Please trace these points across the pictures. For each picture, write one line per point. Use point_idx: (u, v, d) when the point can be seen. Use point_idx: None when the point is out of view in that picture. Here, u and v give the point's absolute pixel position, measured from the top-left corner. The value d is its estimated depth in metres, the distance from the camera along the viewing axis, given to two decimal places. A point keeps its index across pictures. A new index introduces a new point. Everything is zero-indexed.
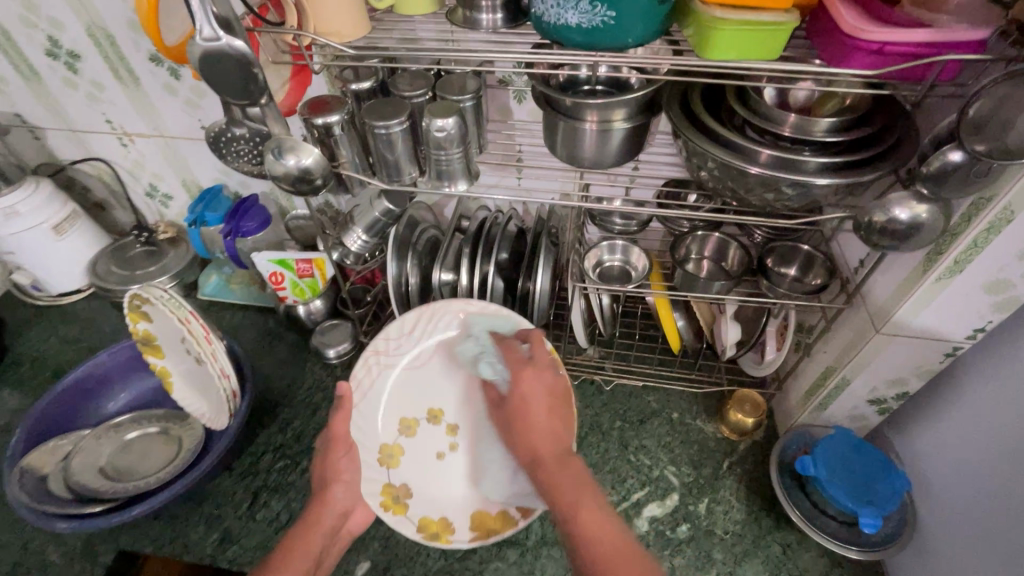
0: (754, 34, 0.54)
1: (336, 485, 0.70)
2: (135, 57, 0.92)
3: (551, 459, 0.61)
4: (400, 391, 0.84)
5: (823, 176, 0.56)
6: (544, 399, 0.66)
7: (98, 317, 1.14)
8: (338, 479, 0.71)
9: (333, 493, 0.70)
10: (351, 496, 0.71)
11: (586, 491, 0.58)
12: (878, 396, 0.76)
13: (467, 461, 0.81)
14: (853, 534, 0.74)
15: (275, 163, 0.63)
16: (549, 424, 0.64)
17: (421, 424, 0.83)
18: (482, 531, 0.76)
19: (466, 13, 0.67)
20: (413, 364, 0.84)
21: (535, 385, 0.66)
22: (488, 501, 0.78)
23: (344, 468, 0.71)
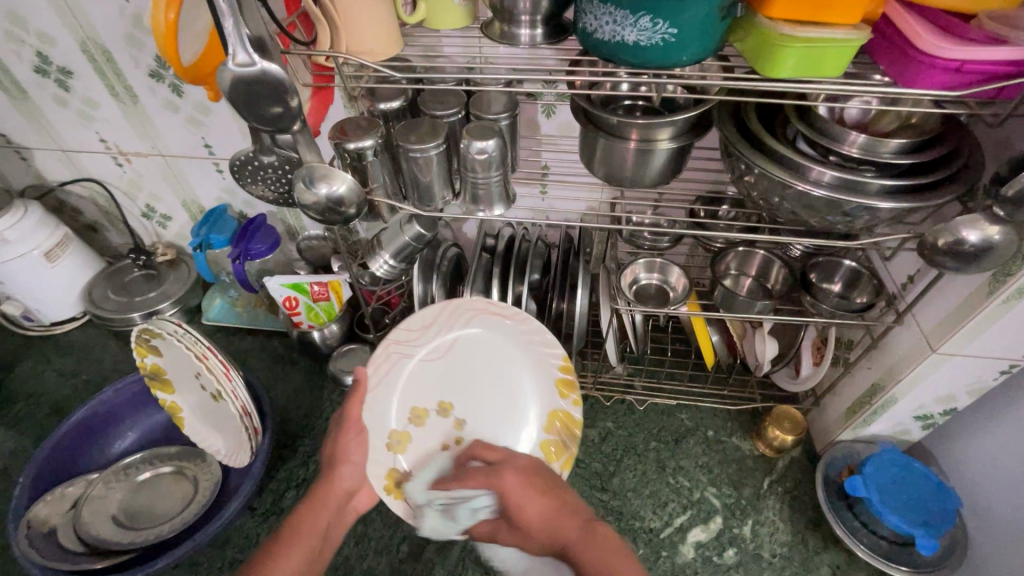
0: (821, 51, 0.52)
1: (343, 466, 0.67)
2: (134, 73, 0.86)
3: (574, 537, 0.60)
4: (417, 379, 0.78)
5: (889, 200, 0.53)
6: (527, 492, 0.62)
7: (96, 347, 1.07)
8: (346, 460, 0.67)
9: (340, 472, 0.67)
10: (357, 476, 0.68)
11: (617, 553, 0.57)
12: (925, 411, 0.75)
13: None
14: (903, 554, 0.74)
15: (305, 191, 0.58)
16: (543, 500, 0.62)
17: (431, 415, 0.77)
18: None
19: (504, 28, 0.63)
20: (430, 355, 0.78)
21: (509, 479, 0.63)
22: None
23: (353, 451, 0.67)
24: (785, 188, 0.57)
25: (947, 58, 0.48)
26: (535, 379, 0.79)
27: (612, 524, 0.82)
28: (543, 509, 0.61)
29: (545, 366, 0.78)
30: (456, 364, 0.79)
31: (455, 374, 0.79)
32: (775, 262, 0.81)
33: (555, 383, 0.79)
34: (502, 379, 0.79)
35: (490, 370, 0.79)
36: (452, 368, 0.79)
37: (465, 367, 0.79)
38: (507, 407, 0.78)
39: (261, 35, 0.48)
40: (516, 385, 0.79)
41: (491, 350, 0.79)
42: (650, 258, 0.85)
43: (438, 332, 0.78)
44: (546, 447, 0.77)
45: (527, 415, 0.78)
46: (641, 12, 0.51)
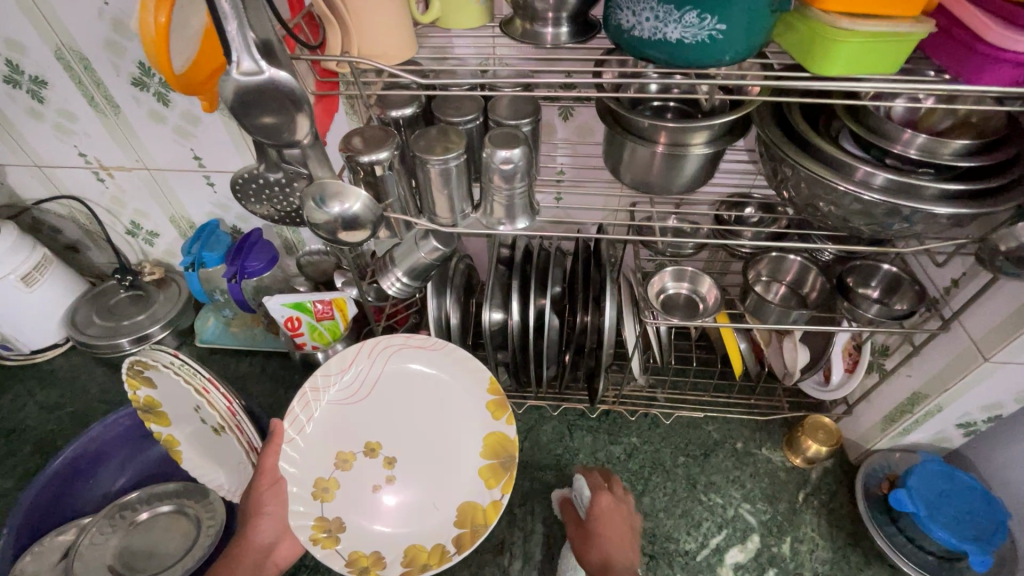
0: (879, 46, 0.48)
1: (259, 519, 0.64)
2: (115, 82, 0.79)
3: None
4: (339, 424, 0.74)
5: (948, 206, 0.49)
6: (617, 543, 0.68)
7: (82, 376, 1.00)
8: (259, 513, 0.65)
9: (257, 526, 0.64)
10: (275, 530, 0.66)
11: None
12: (968, 419, 0.72)
13: (407, 493, 0.72)
14: (947, 569, 0.72)
15: (316, 210, 0.52)
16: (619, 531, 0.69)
17: (358, 457, 0.73)
18: (416, 567, 0.65)
19: (527, 26, 0.58)
20: (352, 397, 0.75)
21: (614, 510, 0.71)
22: (426, 534, 0.68)
23: (265, 503, 0.65)
24: (839, 196, 0.53)
25: (1017, 51, 0.44)
26: (465, 404, 0.75)
27: (646, 548, 0.77)
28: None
29: (472, 385, 0.75)
30: (381, 402, 0.76)
31: (380, 412, 0.76)
32: (809, 268, 0.77)
33: (484, 407, 0.74)
34: (431, 410, 0.76)
35: (419, 402, 0.76)
36: (378, 408, 0.76)
37: (392, 405, 0.76)
38: (440, 438, 0.75)
39: (269, 38, 0.42)
40: (449, 412, 0.75)
41: (417, 382, 0.76)
42: (680, 267, 0.81)
43: (358, 373, 0.76)
44: (485, 474, 0.71)
45: (461, 445, 0.73)
46: (687, 7, 0.47)
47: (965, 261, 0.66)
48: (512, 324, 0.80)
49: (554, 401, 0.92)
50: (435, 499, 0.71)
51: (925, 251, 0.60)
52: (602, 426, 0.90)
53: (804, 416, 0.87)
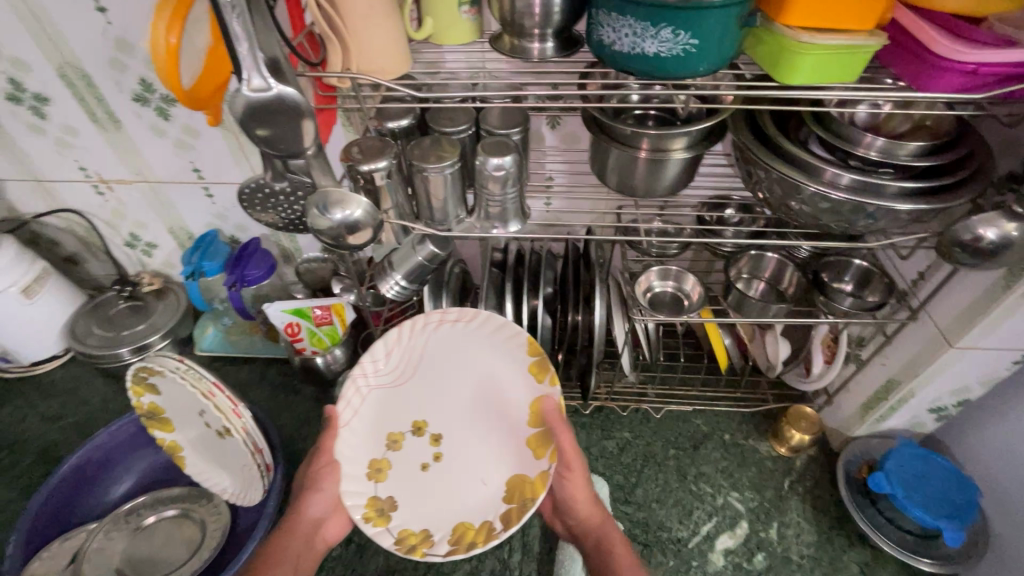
0: (838, 58, 0.52)
1: (314, 495, 0.67)
2: (117, 97, 0.82)
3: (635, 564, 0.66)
4: (388, 404, 0.73)
5: (907, 202, 0.53)
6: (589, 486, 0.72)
7: (84, 387, 1.02)
8: (314, 488, 0.67)
9: (310, 503, 0.67)
10: (325, 507, 0.68)
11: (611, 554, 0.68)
12: (939, 404, 0.76)
13: (455, 469, 0.73)
14: (925, 548, 0.76)
15: (319, 218, 0.55)
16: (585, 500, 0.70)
17: (408, 437, 0.73)
18: (462, 545, 0.66)
19: (515, 41, 0.62)
20: (398, 376, 0.73)
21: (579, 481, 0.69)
22: (472, 510, 0.70)
23: (321, 480, 0.67)
24: (809, 197, 0.58)
25: (962, 61, 0.48)
26: (508, 375, 0.73)
27: (640, 537, 0.81)
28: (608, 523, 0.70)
29: (513, 355, 0.72)
30: (426, 379, 0.74)
31: (427, 390, 0.75)
32: (786, 264, 0.81)
33: (527, 370, 0.72)
34: (476, 385, 0.75)
35: (465, 378, 0.75)
36: (425, 385, 0.74)
37: (439, 382, 0.75)
38: (485, 412, 0.74)
39: (276, 56, 0.45)
40: (493, 385, 0.74)
41: (463, 358, 0.74)
42: (665, 266, 0.85)
43: (403, 353, 0.72)
44: (533, 444, 0.71)
45: (506, 418, 0.73)
46: (662, 23, 0.50)
47: (928, 254, 0.70)
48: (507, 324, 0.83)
49: None
50: (482, 473, 0.72)
51: (890, 245, 0.64)
52: (595, 422, 0.94)
53: (787, 407, 0.91)
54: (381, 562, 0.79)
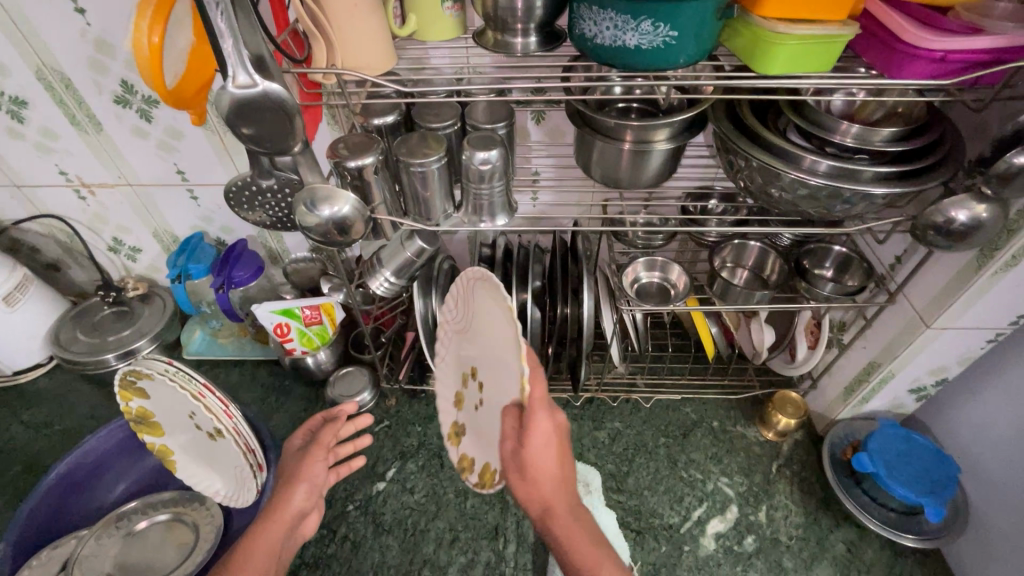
0: (812, 48, 0.53)
1: (300, 486, 0.69)
2: (97, 99, 0.81)
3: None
4: (458, 347, 0.72)
5: (882, 186, 0.55)
6: (573, 505, 0.58)
7: (69, 394, 1.00)
8: (300, 480, 0.69)
9: (297, 494, 0.68)
10: (310, 499, 0.69)
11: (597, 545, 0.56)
12: (919, 384, 0.78)
13: (491, 421, 0.66)
14: (908, 524, 0.78)
15: (307, 214, 0.55)
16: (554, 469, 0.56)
17: (468, 380, 0.71)
18: (481, 482, 0.67)
19: (498, 36, 0.63)
20: (458, 323, 0.70)
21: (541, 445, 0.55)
22: (492, 458, 0.66)
23: (309, 469, 0.70)
24: (788, 184, 0.59)
25: (930, 49, 0.50)
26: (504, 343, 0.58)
27: (633, 524, 0.82)
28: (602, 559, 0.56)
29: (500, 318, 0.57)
30: (473, 331, 0.67)
31: (475, 341, 0.67)
32: (769, 253, 0.83)
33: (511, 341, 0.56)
34: (492, 344, 0.62)
35: (485, 336, 0.63)
36: (472, 335, 0.67)
37: (476, 334, 0.66)
38: (500, 373, 0.62)
39: (261, 53, 0.46)
40: (500, 350, 0.60)
41: (484, 314, 0.63)
42: (652, 257, 0.86)
43: (459, 300, 0.68)
44: None
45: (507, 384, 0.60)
46: (642, 16, 0.51)
47: (904, 239, 0.72)
48: None
49: None
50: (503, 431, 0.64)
51: (867, 231, 0.66)
52: (587, 413, 0.95)
53: (774, 393, 0.93)
54: (377, 559, 0.80)
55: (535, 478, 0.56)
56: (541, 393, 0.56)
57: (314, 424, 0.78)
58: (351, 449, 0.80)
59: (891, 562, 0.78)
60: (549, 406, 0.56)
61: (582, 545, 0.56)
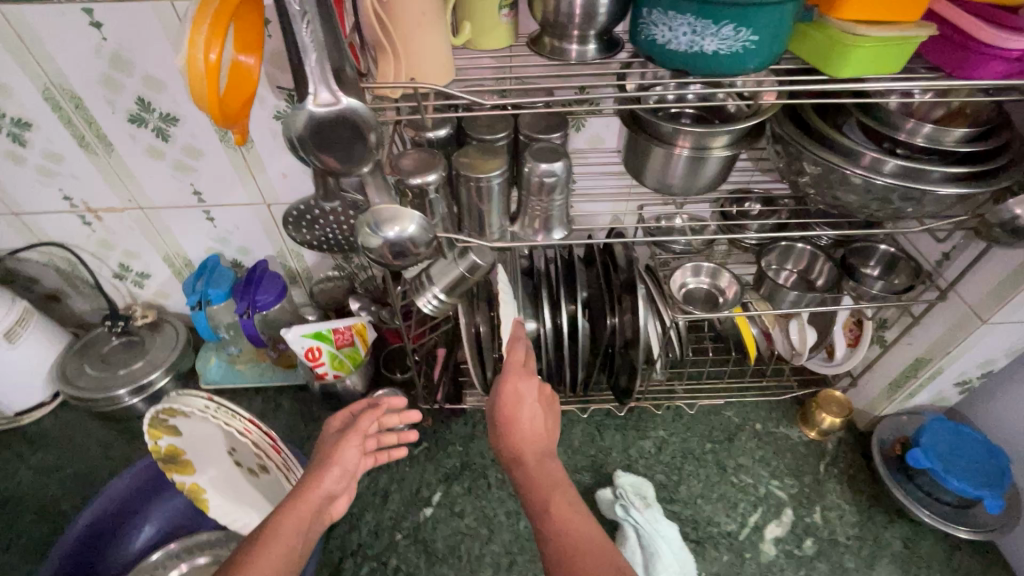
0: (887, 49, 0.53)
1: (333, 467, 0.66)
2: (110, 118, 0.76)
3: (574, 557, 0.54)
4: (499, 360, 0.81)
5: (950, 186, 0.56)
6: (541, 453, 0.63)
7: (79, 433, 0.93)
8: (333, 462, 0.67)
9: (329, 474, 0.66)
10: (340, 482, 0.67)
11: (560, 489, 0.60)
12: (964, 377, 0.80)
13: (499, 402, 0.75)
14: (961, 517, 0.78)
15: (370, 236, 0.52)
16: (530, 420, 0.64)
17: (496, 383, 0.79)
18: None
19: (554, 43, 0.61)
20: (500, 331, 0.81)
21: (520, 396, 0.64)
22: None
23: (339, 451, 0.68)
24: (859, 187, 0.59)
25: (1009, 49, 0.50)
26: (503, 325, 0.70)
27: (691, 535, 0.81)
28: (558, 493, 0.60)
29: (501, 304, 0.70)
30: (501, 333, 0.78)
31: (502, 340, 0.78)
32: (818, 256, 0.82)
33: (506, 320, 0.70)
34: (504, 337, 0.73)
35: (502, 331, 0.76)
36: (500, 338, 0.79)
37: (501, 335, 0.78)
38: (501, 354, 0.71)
39: (342, 67, 0.43)
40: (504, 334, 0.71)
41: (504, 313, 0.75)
42: (698, 263, 0.85)
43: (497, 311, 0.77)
44: None
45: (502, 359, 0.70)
46: (724, 21, 0.50)
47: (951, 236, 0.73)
48: (546, 333, 0.81)
49: (582, 403, 0.93)
50: None
51: (924, 231, 0.67)
52: (630, 422, 0.93)
53: (816, 392, 0.93)
54: None
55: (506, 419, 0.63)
56: (517, 359, 0.66)
57: (357, 408, 0.76)
58: (395, 438, 0.78)
59: (948, 555, 0.79)
60: (526, 372, 0.66)
61: (543, 480, 0.61)
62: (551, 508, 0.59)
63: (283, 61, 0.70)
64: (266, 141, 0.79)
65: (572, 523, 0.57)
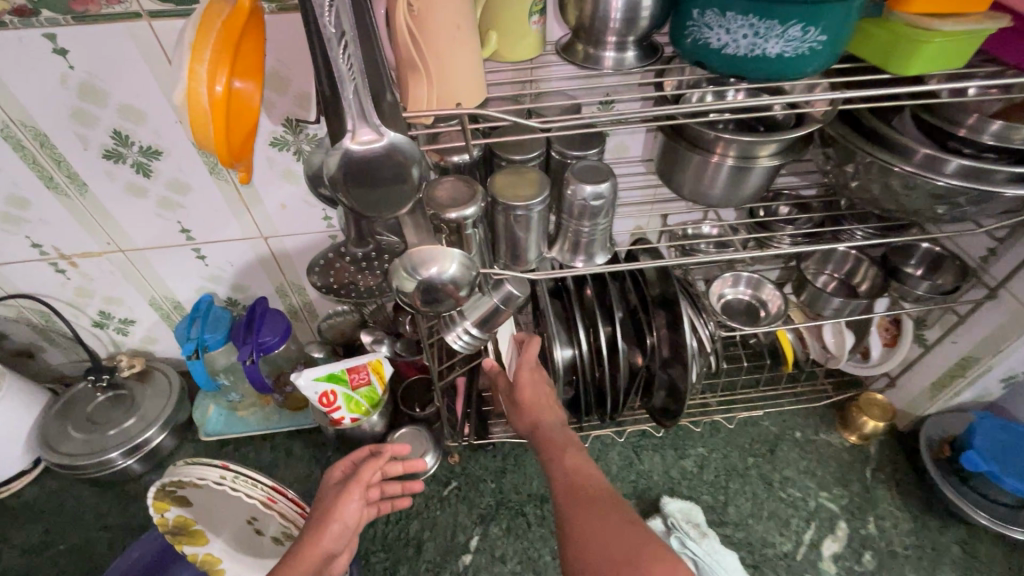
0: (959, 44, 0.49)
1: (333, 524, 0.58)
2: (82, 156, 0.67)
3: (580, 489, 0.58)
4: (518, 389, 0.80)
5: (1021, 187, 0.51)
6: (558, 422, 0.68)
7: (68, 504, 0.84)
8: (333, 518, 0.59)
9: (328, 532, 0.58)
10: (343, 539, 0.59)
11: (573, 446, 0.64)
12: (1011, 373, 0.77)
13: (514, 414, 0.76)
14: (1016, 518, 0.77)
15: (406, 279, 0.46)
16: (542, 401, 0.69)
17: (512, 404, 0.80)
18: None
19: (588, 50, 0.55)
20: None
21: (535, 387, 0.70)
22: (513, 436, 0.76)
23: (341, 505, 0.60)
24: (925, 192, 0.55)
25: None
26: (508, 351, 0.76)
27: (748, 559, 0.77)
28: (572, 449, 0.64)
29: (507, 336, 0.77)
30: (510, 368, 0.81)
31: None
32: (861, 261, 0.81)
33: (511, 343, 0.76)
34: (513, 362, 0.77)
35: None
36: None
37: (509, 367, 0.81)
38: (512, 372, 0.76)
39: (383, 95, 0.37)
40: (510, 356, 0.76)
41: None
42: (738, 274, 0.81)
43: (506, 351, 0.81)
44: None
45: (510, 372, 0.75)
46: (791, 20, 0.46)
47: (998, 232, 0.71)
48: (584, 359, 0.74)
49: (617, 427, 0.88)
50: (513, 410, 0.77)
51: (981, 231, 0.64)
52: (667, 442, 0.88)
53: (858, 395, 0.89)
54: None
55: (525, 395, 0.69)
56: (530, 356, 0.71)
57: (358, 457, 0.67)
58: (399, 488, 0.71)
59: (1007, 556, 0.77)
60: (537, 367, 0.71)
61: (556, 442, 0.65)
62: (565, 456, 0.63)
63: (281, 82, 0.62)
64: (262, 172, 0.71)
65: (582, 468, 0.61)
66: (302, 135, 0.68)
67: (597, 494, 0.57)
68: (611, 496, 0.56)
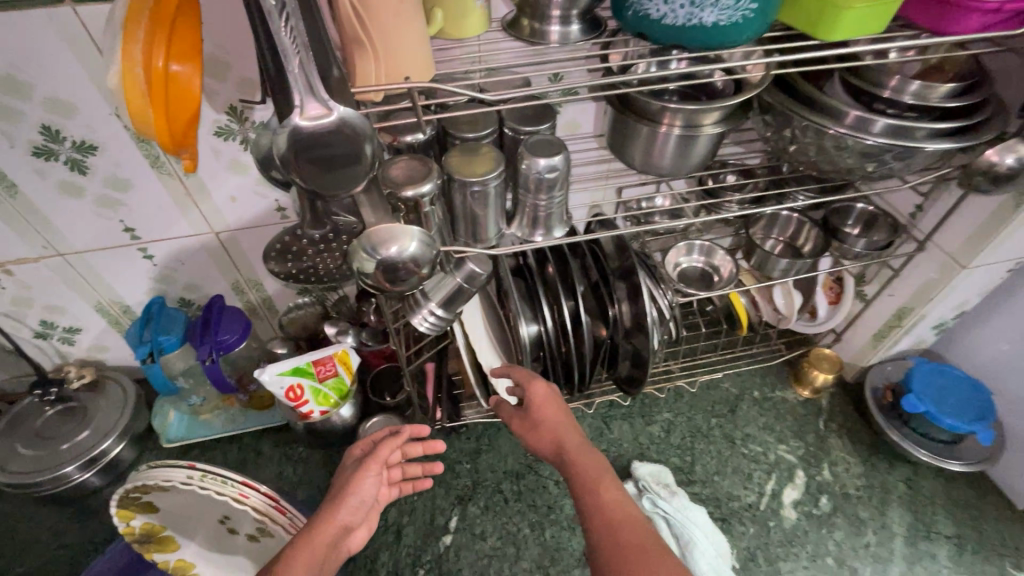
0: (879, 8, 0.52)
1: (349, 498, 0.59)
2: (8, 154, 0.63)
3: (621, 535, 0.55)
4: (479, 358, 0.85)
5: (941, 143, 0.55)
6: (581, 442, 0.65)
7: (23, 525, 0.80)
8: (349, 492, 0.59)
9: (344, 506, 0.58)
10: (358, 511, 0.60)
11: (606, 476, 0.61)
12: (940, 320, 0.84)
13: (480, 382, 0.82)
14: (953, 451, 0.83)
15: (366, 261, 0.46)
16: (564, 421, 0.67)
17: None
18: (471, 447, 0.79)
19: (534, 25, 0.56)
20: None
21: (550, 405, 0.67)
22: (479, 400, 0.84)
23: (360, 480, 0.60)
24: (852, 152, 0.59)
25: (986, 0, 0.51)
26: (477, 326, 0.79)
27: (716, 513, 0.81)
28: (604, 477, 0.61)
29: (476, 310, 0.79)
30: None
31: None
32: (804, 222, 0.85)
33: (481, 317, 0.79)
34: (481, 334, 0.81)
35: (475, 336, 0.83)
36: None
37: None
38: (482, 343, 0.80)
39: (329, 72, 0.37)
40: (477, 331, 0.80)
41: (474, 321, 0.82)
42: (690, 242, 0.85)
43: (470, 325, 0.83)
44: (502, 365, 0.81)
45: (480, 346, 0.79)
46: None
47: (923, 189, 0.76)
48: (549, 334, 0.75)
49: (585, 399, 0.91)
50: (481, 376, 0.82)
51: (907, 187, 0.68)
52: (635, 410, 0.92)
53: (805, 352, 0.95)
54: None
55: (542, 416, 0.67)
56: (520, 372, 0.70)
57: (377, 436, 0.67)
58: (420, 468, 0.72)
59: (946, 489, 0.84)
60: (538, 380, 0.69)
61: (584, 467, 0.62)
62: (600, 490, 0.59)
63: (220, 68, 0.60)
64: (207, 163, 0.69)
65: (619, 503, 0.58)
66: (248, 122, 0.66)
67: (644, 542, 0.53)
68: (657, 539, 0.54)
